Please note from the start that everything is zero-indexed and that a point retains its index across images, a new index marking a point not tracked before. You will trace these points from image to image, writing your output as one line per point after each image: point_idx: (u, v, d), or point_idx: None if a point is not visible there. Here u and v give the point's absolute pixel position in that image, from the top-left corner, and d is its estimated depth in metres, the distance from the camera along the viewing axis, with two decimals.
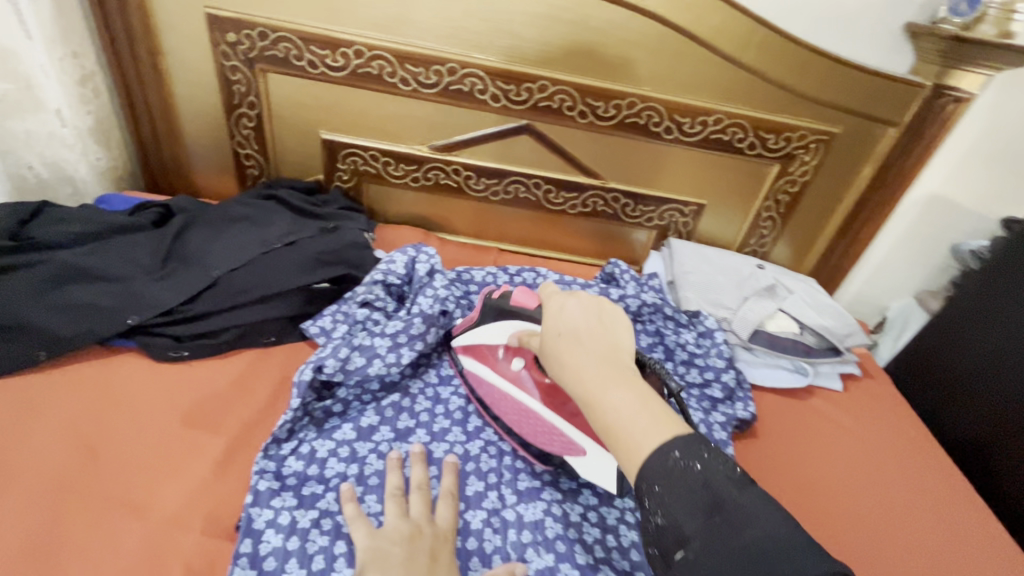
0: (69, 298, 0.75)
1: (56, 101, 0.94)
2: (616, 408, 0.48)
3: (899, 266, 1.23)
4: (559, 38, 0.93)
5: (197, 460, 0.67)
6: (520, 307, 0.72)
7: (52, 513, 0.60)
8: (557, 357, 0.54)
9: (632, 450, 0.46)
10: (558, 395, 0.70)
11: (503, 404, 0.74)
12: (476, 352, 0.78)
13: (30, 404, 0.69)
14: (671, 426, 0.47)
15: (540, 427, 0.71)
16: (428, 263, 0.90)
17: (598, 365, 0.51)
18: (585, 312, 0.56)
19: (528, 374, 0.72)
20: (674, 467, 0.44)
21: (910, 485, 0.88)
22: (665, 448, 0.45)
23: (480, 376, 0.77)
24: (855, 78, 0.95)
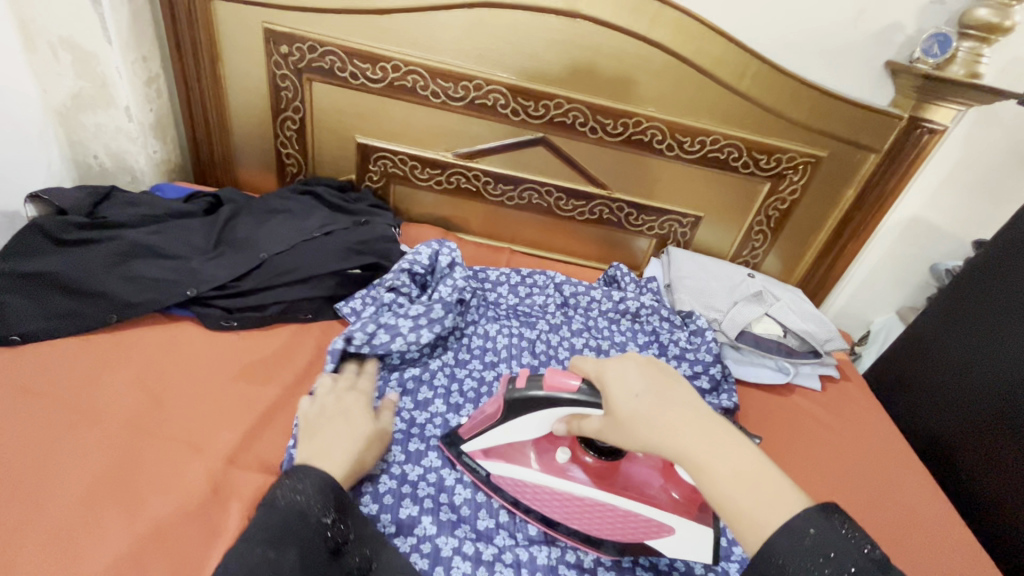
0: (137, 270, 0.85)
1: (126, 99, 1.05)
2: (729, 472, 0.48)
3: (881, 283, 1.33)
4: (575, 61, 1.05)
5: (245, 413, 0.78)
6: (558, 394, 0.63)
7: (124, 448, 0.70)
8: (642, 423, 0.53)
9: (761, 512, 0.45)
10: (612, 474, 0.71)
11: (558, 503, 0.72)
12: (503, 455, 0.75)
13: (102, 360, 0.80)
14: (787, 492, 0.47)
15: (615, 519, 0.70)
16: (449, 256, 1.01)
17: (695, 424, 0.51)
18: (644, 371, 0.57)
19: (574, 463, 0.72)
20: (810, 551, 0.42)
21: (876, 476, 0.97)
22: (798, 525, 0.43)
23: (516, 480, 0.74)
24: (840, 108, 1.06)
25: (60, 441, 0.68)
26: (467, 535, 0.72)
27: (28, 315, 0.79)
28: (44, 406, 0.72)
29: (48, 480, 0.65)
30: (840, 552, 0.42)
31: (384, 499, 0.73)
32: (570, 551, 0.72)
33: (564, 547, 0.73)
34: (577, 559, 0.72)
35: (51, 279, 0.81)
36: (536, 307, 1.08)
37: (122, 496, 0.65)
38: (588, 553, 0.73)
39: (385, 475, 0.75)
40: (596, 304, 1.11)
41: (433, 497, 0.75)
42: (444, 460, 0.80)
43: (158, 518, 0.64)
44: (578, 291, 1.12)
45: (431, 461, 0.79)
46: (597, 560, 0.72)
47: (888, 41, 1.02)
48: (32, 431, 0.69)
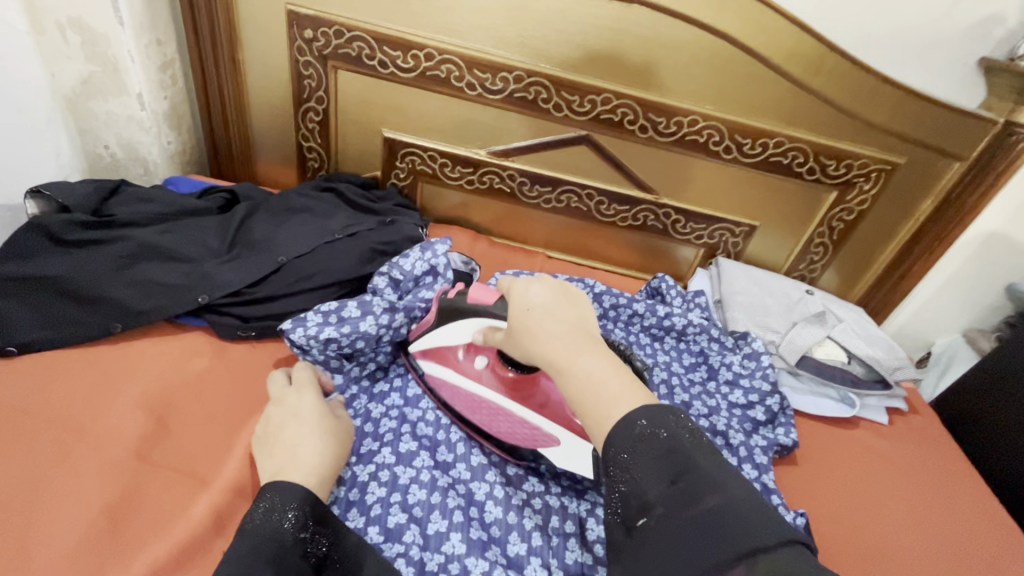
0: (146, 274, 0.78)
1: (138, 85, 0.98)
2: (590, 371, 0.47)
3: (949, 303, 1.20)
4: (627, 52, 0.94)
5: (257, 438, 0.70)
6: (478, 305, 0.69)
7: (124, 478, 0.63)
8: (526, 331, 0.52)
9: (604, 416, 0.44)
10: (522, 387, 0.72)
11: (470, 405, 0.75)
12: (436, 357, 0.78)
13: (104, 374, 0.73)
14: (644, 394, 0.45)
15: (515, 427, 0.72)
16: (426, 262, 0.88)
17: (575, 339, 0.50)
18: (553, 287, 0.55)
19: (491, 370, 0.74)
20: (642, 439, 0.41)
21: (957, 528, 0.86)
22: (631, 415, 0.42)
23: (444, 382, 0.77)
24: (922, 109, 0.94)
25: (54, 471, 0.62)
26: (496, 558, 0.64)
27: (25, 324, 0.72)
28: (38, 428, 0.65)
29: (38, 518, 0.58)
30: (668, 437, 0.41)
31: (413, 511, 0.66)
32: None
33: None
34: None
35: (52, 284, 0.74)
36: None
37: (119, 536, 0.58)
38: None
39: (414, 486, 0.69)
40: (639, 318, 1.00)
41: (462, 510, 0.68)
42: (473, 471, 0.72)
43: (155, 564, 0.56)
44: (619, 304, 1.01)
45: (460, 472, 0.72)
46: None
47: (984, 35, 0.89)
48: (26, 457, 0.62)
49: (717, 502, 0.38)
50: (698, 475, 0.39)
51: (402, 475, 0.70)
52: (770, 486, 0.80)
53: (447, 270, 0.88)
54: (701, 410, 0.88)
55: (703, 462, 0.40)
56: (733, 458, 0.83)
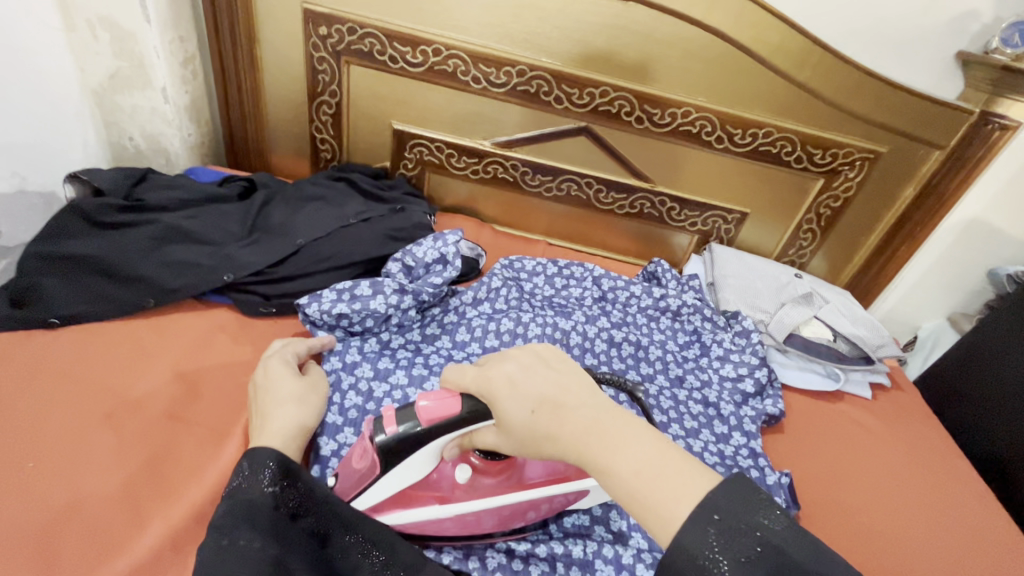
0: (175, 254, 0.84)
1: (162, 80, 1.04)
2: (636, 464, 0.41)
3: (933, 288, 1.25)
4: (623, 47, 1.00)
5: None
6: (440, 422, 0.54)
7: (163, 435, 0.68)
8: (544, 437, 0.46)
9: (668, 513, 0.38)
10: (508, 472, 0.62)
11: (470, 522, 0.63)
12: (405, 501, 0.62)
13: (140, 345, 0.78)
14: (697, 464, 0.41)
15: (523, 509, 0.63)
16: (437, 251, 0.93)
17: (597, 425, 0.44)
18: (542, 369, 0.49)
19: (469, 477, 0.61)
20: (720, 538, 0.37)
21: (935, 494, 0.91)
22: (701, 511, 0.38)
23: (427, 522, 0.63)
24: (903, 100, 1.00)
25: (99, 429, 0.67)
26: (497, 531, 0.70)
27: (66, 299, 0.78)
28: (81, 391, 0.71)
29: (85, 467, 0.63)
30: (744, 534, 0.37)
31: None
32: (607, 545, 0.68)
33: (600, 541, 0.69)
34: (614, 554, 0.67)
35: (89, 262, 0.80)
36: (572, 299, 1.04)
37: (162, 484, 0.64)
38: (627, 548, 0.69)
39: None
40: (636, 300, 1.06)
41: None
42: None
43: (193, 506, 0.62)
44: (617, 286, 1.07)
45: None
46: (637, 556, 0.68)
47: (961, 29, 0.95)
48: (73, 417, 0.68)
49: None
50: (793, 569, 0.36)
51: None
52: (759, 450, 0.85)
53: (456, 259, 0.92)
54: (693, 383, 0.94)
55: (795, 551, 0.37)
56: (723, 425, 0.89)
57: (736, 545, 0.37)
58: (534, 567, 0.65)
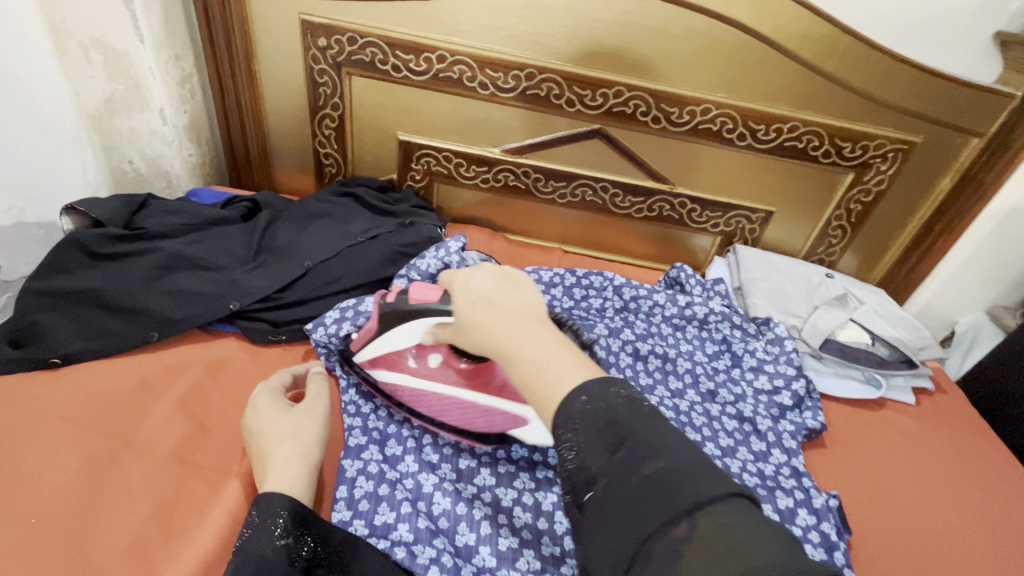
0: (179, 284, 0.81)
1: (160, 101, 1.01)
2: (536, 357, 0.43)
3: (973, 281, 1.18)
4: (638, 43, 0.95)
5: None
6: (421, 303, 0.67)
7: (171, 479, 0.65)
8: (468, 328, 0.49)
9: (547, 395, 0.41)
10: (478, 375, 0.68)
11: (431, 403, 0.71)
12: (388, 363, 0.73)
13: (146, 381, 0.75)
14: (589, 366, 0.42)
15: (472, 413, 0.70)
16: (438, 260, 0.88)
17: (516, 325, 0.46)
18: (491, 278, 0.50)
19: (444, 365, 0.69)
20: (579, 413, 0.39)
21: (992, 506, 0.85)
22: (573, 393, 0.40)
23: (399, 386, 0.73)
24: (936, 86, 0.94)
25: (104, 475, 0.64)
26: (530, 566, 0.64)
27: (68, 336, 0.75)
28: (88, 434, 0.67)
29: (92, 518, 0.60)
30: (604, 408, 0.38)
31: (439, 522, 0.66)
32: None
33: None
34: None
35: (91, 297, 0.77)
36: (593, 310, 1.00)
37: (171, 534, 0.60)
38: None
39: (438, 494, 0.68)
40: (659, 309, 1.00)
41: (491, 519, 0.67)
42: (498, 478, 0.73)
43: (207, 556, 0.59)
44: (639, 295, 1.01)
45: (484, 479, 0.72)
46: None
47: (1001, 8, 0.89)
48: (74, 466, 0.64)
49: (660, 462, 0.35)
50: (638, 443, 0.37)
51: (425, 483, 0.69)
52: (801, 469, 0.79)
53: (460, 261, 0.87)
54: (726, 398, 0.89)
55: (643, 426, 0.38)
56: (760, 442, 0.84)
57: (591, 417, 0.38)
58: None
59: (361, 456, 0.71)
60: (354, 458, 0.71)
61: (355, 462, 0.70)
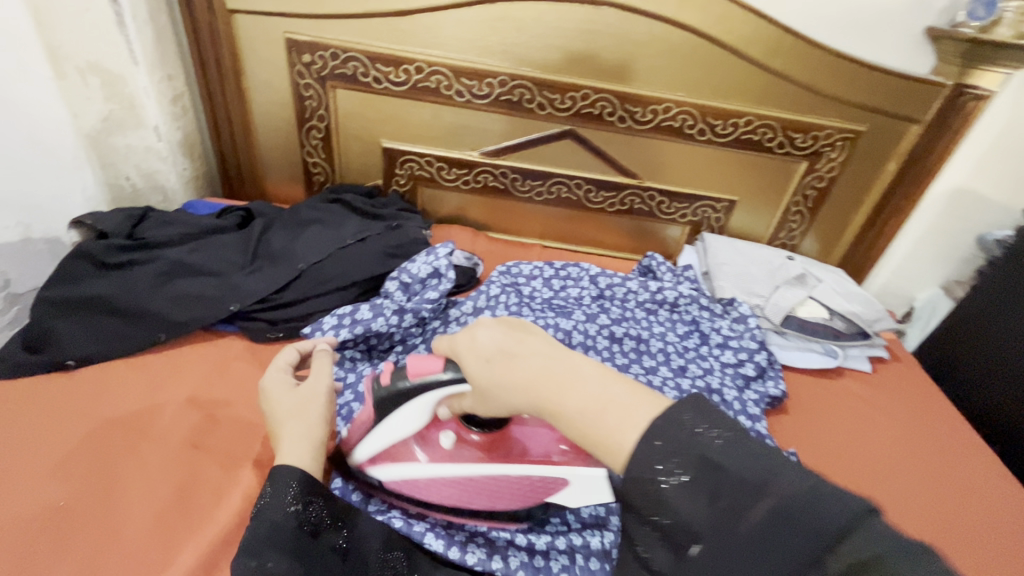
0: (181, 288, 0.86)
1: (154, 118, 1.07)
2: (579, 404, 0.44)
3: (925, 258, 1.27)
4: (601, 49, 1.02)
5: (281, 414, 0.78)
6: (423, 378, 0.58)
7: (183, 464, 0.70)
8: (497, 385, 0.49)
9: (615, 446, 0.41)
10: (498, 443, 0.64)
11: (454, 490, 0.65)
12: (394, 457, 0.66)
13: (155, 379, 0.81)
14: (640, 400, 0.43)
15: (499, 488, 0.64)
16: (429, 266, 0.95)
17: (546, 374, 0.46)
18: (496, 330, 0.52)
19: (458, 442, 0.65)
20: (657, 463, 0.38)
21: (940, 458, 0.93)
22: (645, 439, 0.39)
23: (413, 481, 0.66)
24: (876, 79, 1.02)
25: (122, 464, 0.69)
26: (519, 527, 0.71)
27: (80, 340, 0.80)
28: (106, 429, 0.73)
29: (115, 502, 0.65)
30: (686, 452, 0.38)
31: None
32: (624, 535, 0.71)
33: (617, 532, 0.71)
34: None
35: (99, 303, 0.82)
36: (571, 299, 1.06)
37: (186, 511, 0.66)
38: None
39: None
40: (633, 295, 1.08)
41: None
42: None
43: (222, 531, 0.64)
44: (613, 283, 1.09)
45: None
46: None
47: (928, 6, 0.97)
48: (94, 457, 0.69)
49: (769, 501, 0.35)
50: (733, 482, 0.36)
51: None
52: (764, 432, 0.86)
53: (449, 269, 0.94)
54: (696, 372, 0.95)
55: (731, 464, 0.37)
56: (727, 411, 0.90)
57: (672, 468, 0.38)
58: (556, 561, 0.67)
59: None
60: None
61: None
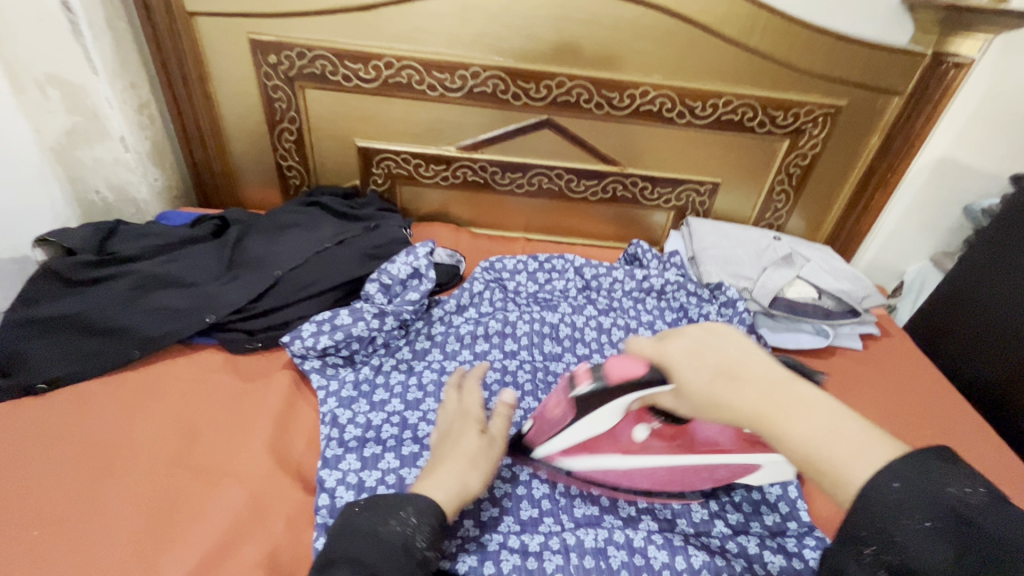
0: (155, 303, 0.84)
1: (120, 129, 1.04)
2: (810, 439, 0.43)
3: (912, 232, 1.26)
4: (573, 34, 1.00)
5: (260, 427, 0.75)
6: (626, 381, 0.56)
7: (162, 486, 0.68)
8: (714, 401, 0.49)
9: (846, 479, 0.40)
10: (685, 434, 0.66)
11: (646, 476, 0.67)
12: (588, 449, 0.67)
13: (129, 399, 0.78)
14: (879, 446, 0.41)
15: (693, 472, 0.67)
16: (408, 266, 0.93)
17: (772, 397, 0.46)
18: (710, 344, 0.51)
19: (650, 438, 0.65)
20: (893, 505, 0.37)
21: (937, 431, 0.92)
22: (881, 479, 0.39)
23: (606, 470, 0.68)
24: (856, 52, 1.00)
25: (97, 490, 0.67)
26: (511, 529, 0.68)
27: (51, 361, 0.78)
28: (83, 452, 0.71)
29: (92, 526, 0.63)
30: (929, 506, 0.37)
31: None
32: (618, 531, 0.68)
33: (611, 528, 0.68)
34: (626, 538, 0.67)
35: (69, 322, 0.80)
36: (557, 292, 1.05)
37: (168, 534, 0.63)
38: (637, 531, 0.68)
39: None
40: (619, 285, 1.06)
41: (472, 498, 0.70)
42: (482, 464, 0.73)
43: (205, 552, 0.61)
44: (599, 273, 1.07)
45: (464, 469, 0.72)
46: (647, 537, 0.67)
47: None
48: (68, 485, 0.67)
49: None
50: (987, 541, 0.35)
51: (409, 475, 0.71)
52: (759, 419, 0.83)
53: (429, 269, 0.93)
54: None
55: (984, 521, 0.36)
56: None
57: (916, 517, 0.37)
58: (550, 561, 0.64)
59: (339, 467, 0.72)
60: (332, 469, 0.71)
61: (332, 473, 0.70)
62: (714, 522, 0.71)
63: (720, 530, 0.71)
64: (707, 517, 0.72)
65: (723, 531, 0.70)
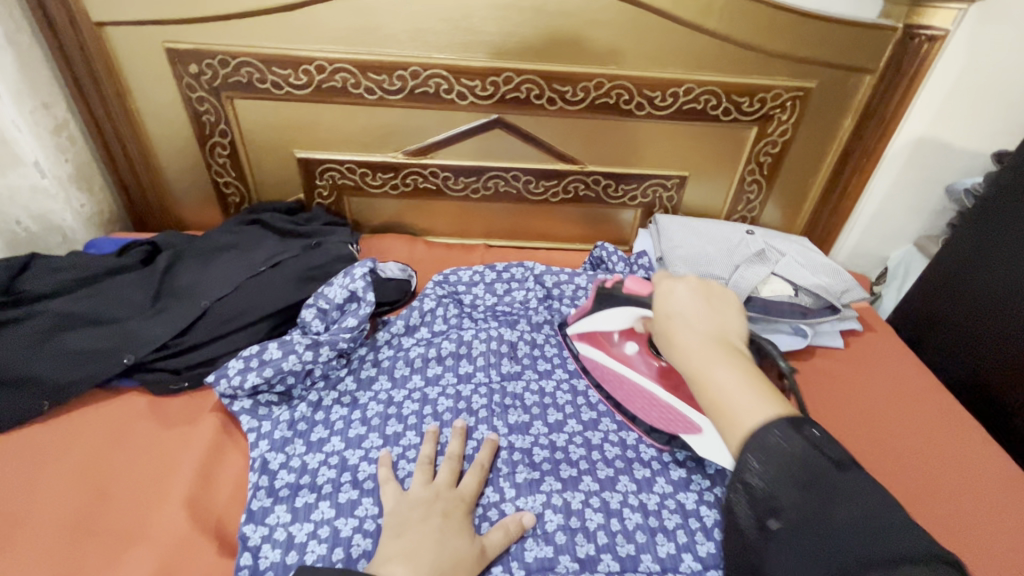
0: (67, 345, 0.77)
1: (33, 153, 0.95)
2: (723, 385, 0.49)
3: (896, 215, 1.16)
4: (516, 26, 0.92)
5: (178, 481, 0.68)
6: (636, 295, 0.72)
7: (62, 558, 0.61)
8: (665, 334, 0.56)
9: (737, 421, 0.47)
10: (672, 377, 0.73)
11: (622, 386, 0.77)
12: (594, 340, 0.81)
13: (36, 456, 0.71)
14: (779, 406, 0.47)
15: (656, 406, 0.73)
16: (345, 289, 0.85)
17: (711, 348, 0.52)
18: (695, 297, 0.58)
19: (640, 357, 0.75)
20: (772, 448, 0.45)
21: (925, 433, 0.86)
22: (766, 426, 0.45)
23: (598, 363, 0.80)
24: (821, 30, 0.94)
25: None
26: None
27: None
28: None
29: None
30: (796, 460, 0.44)
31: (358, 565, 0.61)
32: None
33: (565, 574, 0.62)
34: None
35: None
36: (517, 304, 0.97)
37: None
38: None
39: (358, 536, 0.63)
40: (583, 292, 0.98)
41: None
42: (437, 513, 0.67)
43: None
44: (561, 281, 0.99)
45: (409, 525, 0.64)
46: None
47: None
48: None
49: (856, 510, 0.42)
50: (827, 482, 0.43)
51: (344, 527, 0.64)
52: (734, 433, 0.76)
53: (370, 291, 0.85)
54: None
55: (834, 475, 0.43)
56: None
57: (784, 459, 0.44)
58: None
59: (267, 520, 0.65)
60: (258, 523, 0.64)
61: (258, 528, 0.64)
62: (683, 557, 0.64)
63: (688, 566, 0.64)
64: (675, 552, 0.65)
65: (693, 567, 0.64)
